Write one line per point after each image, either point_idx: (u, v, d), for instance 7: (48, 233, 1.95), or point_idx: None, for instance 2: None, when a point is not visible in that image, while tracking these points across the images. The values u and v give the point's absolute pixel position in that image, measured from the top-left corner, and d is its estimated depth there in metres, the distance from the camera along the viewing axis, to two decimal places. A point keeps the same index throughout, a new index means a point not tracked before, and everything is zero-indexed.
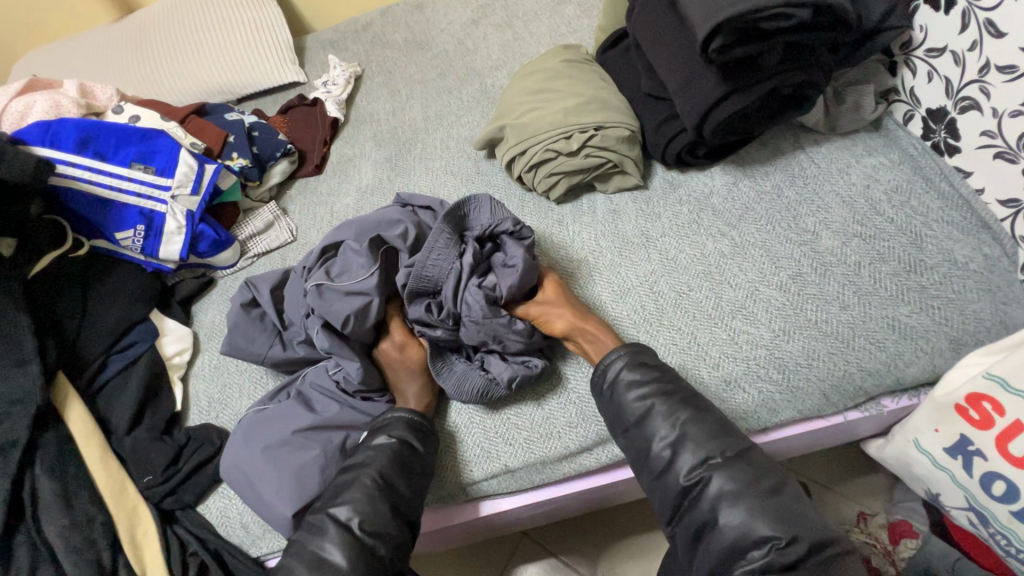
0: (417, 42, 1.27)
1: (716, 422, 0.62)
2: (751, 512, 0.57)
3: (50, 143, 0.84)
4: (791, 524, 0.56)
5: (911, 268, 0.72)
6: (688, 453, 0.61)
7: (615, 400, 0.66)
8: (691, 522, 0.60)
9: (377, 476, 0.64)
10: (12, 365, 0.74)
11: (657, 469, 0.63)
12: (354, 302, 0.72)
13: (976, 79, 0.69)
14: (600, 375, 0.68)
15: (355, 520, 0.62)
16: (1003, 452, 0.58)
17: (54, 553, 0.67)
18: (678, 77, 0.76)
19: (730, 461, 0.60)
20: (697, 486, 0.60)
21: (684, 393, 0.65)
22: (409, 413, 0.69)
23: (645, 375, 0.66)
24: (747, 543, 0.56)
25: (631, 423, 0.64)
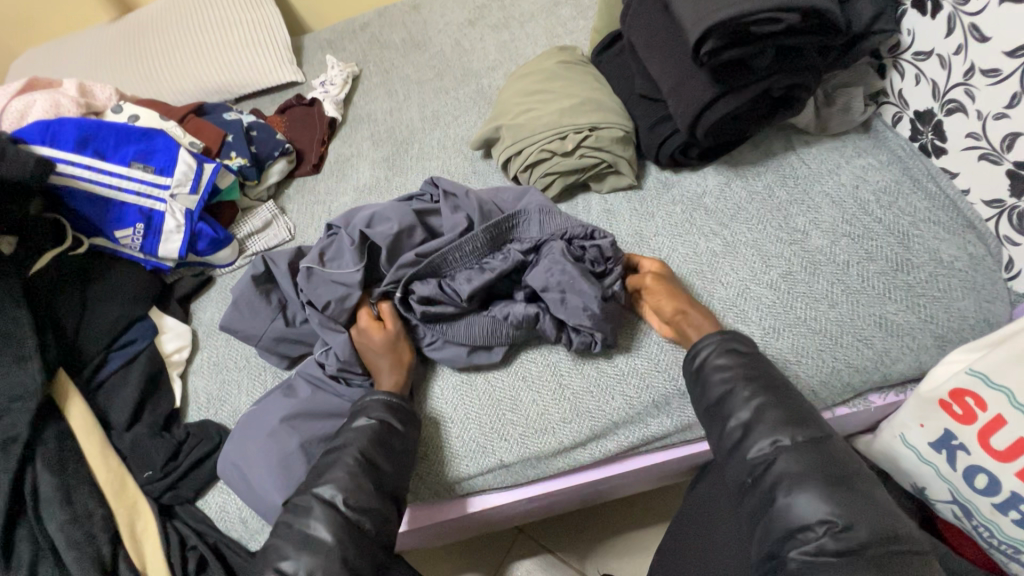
0: (414, 42, 1.28)
1: (797, 407, 0.61)
2: (815, 495, 0.54)
3: (50, 141, 0.85)
4: (853, 511, 0.53)
5: (898, 267, 0.73)
6: (761, 433, 0.59)
7: (699, 381, 0.66)
8: (751, 502, 0.58)
9: (364, 456, 0.64)
10: (13, 361, 0.74)
11: (728, 446, 0.61)
12: (336, 290, 0.75)
13: (961, 82, 0.70)
14: (689, 359, 0.68)
15: (345, 498, 0.61)
16: (985, 446, 0.60)
17: (55, 547, 0.68)
18: (672, 79, 0.77)
19: (800, 445, 0.58)
20: (763, 466, 0.58)
21: (767, 378, 0.63)
22: (389, 395, 0.69)
23: (734, 359, 0.65)
24: (800, 524, 0.53)
25: (710, 403, 0.64)
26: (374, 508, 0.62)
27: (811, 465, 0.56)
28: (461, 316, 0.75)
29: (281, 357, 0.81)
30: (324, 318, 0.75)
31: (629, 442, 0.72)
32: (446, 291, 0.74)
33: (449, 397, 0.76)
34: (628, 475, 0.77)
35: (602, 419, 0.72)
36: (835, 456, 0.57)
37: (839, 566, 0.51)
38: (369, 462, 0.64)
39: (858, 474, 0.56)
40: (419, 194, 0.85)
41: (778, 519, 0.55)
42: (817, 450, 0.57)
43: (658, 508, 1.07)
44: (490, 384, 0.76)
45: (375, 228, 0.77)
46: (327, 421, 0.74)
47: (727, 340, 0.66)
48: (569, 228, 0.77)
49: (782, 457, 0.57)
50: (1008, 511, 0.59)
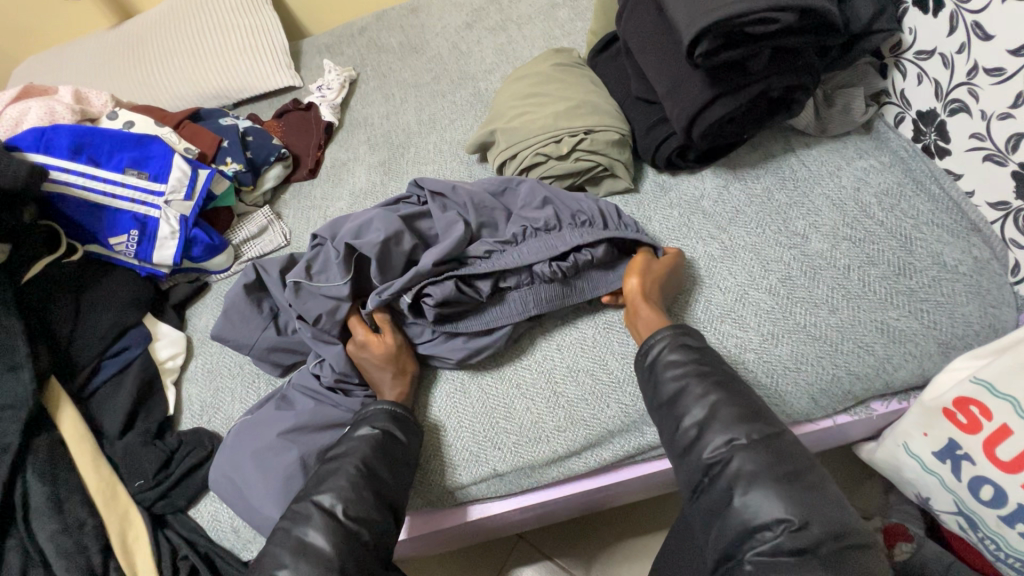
0: (411, 46, 1.27)
1: (750, 403, 0.60)
2: (768, 494, 0.53)
3: (44, 149, 0.85)
4: (809, 508, 0.51)
5: (901, 271, 0.71)
6: (715, 432, 0.58)
7: (652, 379, 0.65)
8: (707, 503, 0.57)
9: (360, 464, 0.63)
10: (3, 369, 0.74)
11: (683, 446, 0.60)
12: (325, 304, 0.74)
13: (965, 82, 0.68)
14: (642, 355, 0.66)
15: (338, 507, 0.61)
16: (990, 456, 0.58)
17: (46, 558, 0.67)
18: (667, 81, 0.76)
19: (754, 443, 0.56)
20: (718, 466, 0.57)
21: (720, 373, 0.62)
22: (391, 405, 0.69)
23: (685, 354, 0.64)
24: (757, 525, 0.52)
25: (664, 401, 0.63)
26: (382, 521, 0.62)
27: (766, 464, 0.55)
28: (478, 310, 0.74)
29: (274, 365, 0.80)
30: (317, 332, 0.74)
31: (626, 450, 0.71)
32: (465, 286, 0.72)
33: (442, 403, 0.75)
34: (623, 484, 0.76)
35: (598, 428, 0.70)
36: (789, 451, 0.56)
37: (794, 564, 0.50)
38: (353, 466, 0.63)
39: (813, 467, 0.55)
40: (408, 198, 0.84)
41: (733, 519, 0.54)
42: (769, 446, 0.56)
43: (660, 514, 1.06)
44: (485, 392, 0.75)
45: (363, 238, 0.74)
46: (327, 431, 0.73)
47: (679, 334, 0.65)
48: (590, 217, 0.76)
49: (738, 457, 0.56)
50: (1015, 524, 0.57)
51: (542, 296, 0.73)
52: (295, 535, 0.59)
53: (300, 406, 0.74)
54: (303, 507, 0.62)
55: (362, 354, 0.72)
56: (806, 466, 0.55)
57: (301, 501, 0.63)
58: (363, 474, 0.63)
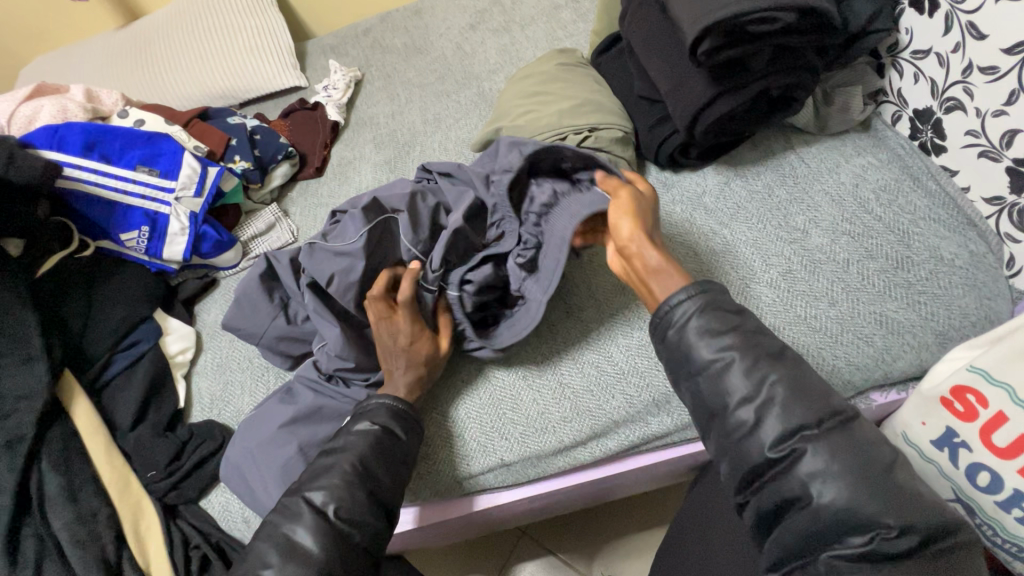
0: (416, 47, 1.29)
1: (813, 384, 0.53)
2: (848, 490, 0.48)
3: (57, 146, 0.86)
4: (908, 509, 0.46)
5: (898, 264, 0.73)
6: (773, 420, 0.52)
7: (683, 349, 0.57)
8: (769, 496, 0.51)
9: (356, 461, 0.63)
10: (18, 361, 0.75)
11: (735, 434, 0.53)
12: (337, 263, 0.71)
13: (960, 80, 0.70)
14: (661, 318, 0.60)
15: (331, 506, 0.60)
16: (987, 443, 0.59)
17: (61, 547, 0.68)
18: (670, 79, 0.77)
19: (826, 431, 0.50)
20: (787, 460, 0.51)
21: (768, 346, 0.55)
22: (394, 400, 0.68)
23: (723, 323, 0.56)
24: (845, 528, 0.47)
25: (707, 379, 0.56)
26: (383, 514, 0.63)
27: (845, 459, 0.49)
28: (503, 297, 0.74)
29: (284, 357, 0.81)
30: (319, 304, 0.72)
31: (631, 441, 0.72)
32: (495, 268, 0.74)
33: (450, 396, 0.76)
34: (627, 474, 0.77)
35: (603, 418, 0.72)
36: (870, 442, 0.50)
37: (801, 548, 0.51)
38: (346, 465, 0.63)
39: (895, 462, 0.50)
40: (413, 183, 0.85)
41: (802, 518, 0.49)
42: (847, 436, 0.50)
43: (660, 509, 1.07)
44: (492, 384, 0.76)
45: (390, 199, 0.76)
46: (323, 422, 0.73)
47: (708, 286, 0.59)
48: (559, 152, 0.71)
49: (811, 450, 0.50)
50: (1011, 508, 0.59)
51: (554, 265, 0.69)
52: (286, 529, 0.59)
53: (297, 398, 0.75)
54: (294, 500, 0.61)
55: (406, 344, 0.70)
56: (888, 458, 0.50)
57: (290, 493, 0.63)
58: (356, 473, 0.62)
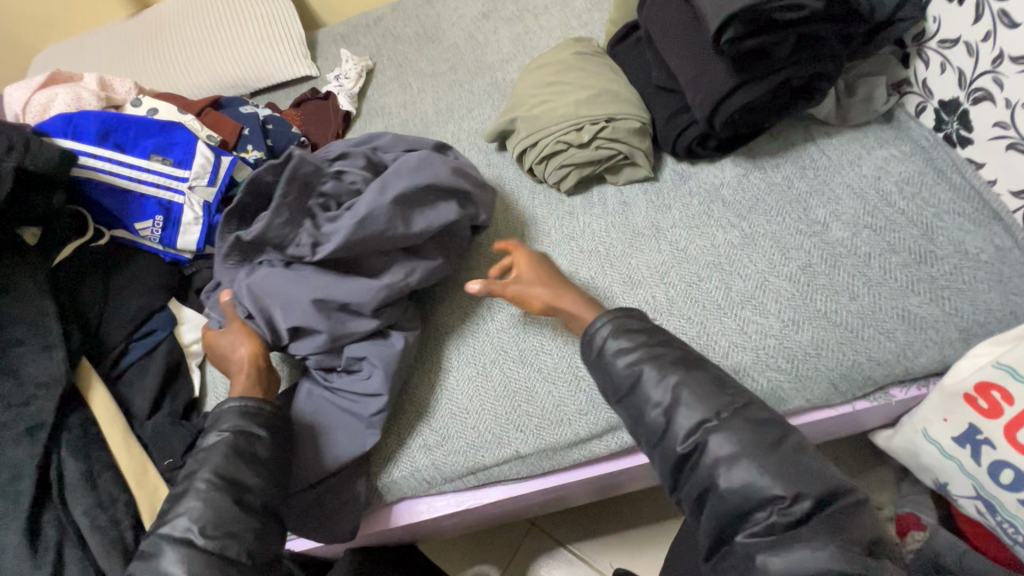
0: (428, 36, 1.28)
1: (710, 378, 0.58)
2: (758, 469, 0.51)
3: (72, 135, 0.86)
4: (799, 479, 0.51)
5: (921, 259, 0.72)
6: (683, 415, 0.56)
7: (602, 368, 0.62)
8: (692, 487, 0.55)
9: (210, 476, 0.58)
10: (39, 348, 0.76)
11: (657, 434, 0.57)
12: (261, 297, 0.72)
13: (989, 70, 0.69)
14: (587, 344, 0.63)
15: (194, 528, 0.56)
16: (1011, 440, 0.59)
17: (80, 532, 0.70)
18: (689, 69, 0.76)
19: (726, 421, 0.54)
20: (695, 454, 0.55)
21: (674, 352, 0.60)
22: (241, 402, 0.64)
23: (631, 341, 0.61)
24: (750, 504, 0.51)
25: (625, 393, 0.60)
26: None
27: (743, 441, 0.53)
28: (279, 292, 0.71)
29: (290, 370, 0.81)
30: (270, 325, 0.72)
31: None
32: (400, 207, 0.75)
33: (464, 387, 0.76)
34: (641, 468, 0.77)
35: None
36: (760, 421, 0.54)
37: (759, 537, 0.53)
38: (204, 480, 0.58)
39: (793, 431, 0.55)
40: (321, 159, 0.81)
41: (725, 505, 0.52)
42: (743, 419, 0.54)
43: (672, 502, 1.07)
44: (506, 375, 0.76)
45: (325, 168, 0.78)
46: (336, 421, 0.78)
47: (618, 313, 0.63)
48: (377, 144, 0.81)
49: (713, 439, 0.54)
50: None
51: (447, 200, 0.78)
52: (149, 568, 0.55)
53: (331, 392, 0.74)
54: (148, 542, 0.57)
55: (230, 337, 0.74)
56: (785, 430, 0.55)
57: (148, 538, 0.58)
58: (219, 485, 0.58)
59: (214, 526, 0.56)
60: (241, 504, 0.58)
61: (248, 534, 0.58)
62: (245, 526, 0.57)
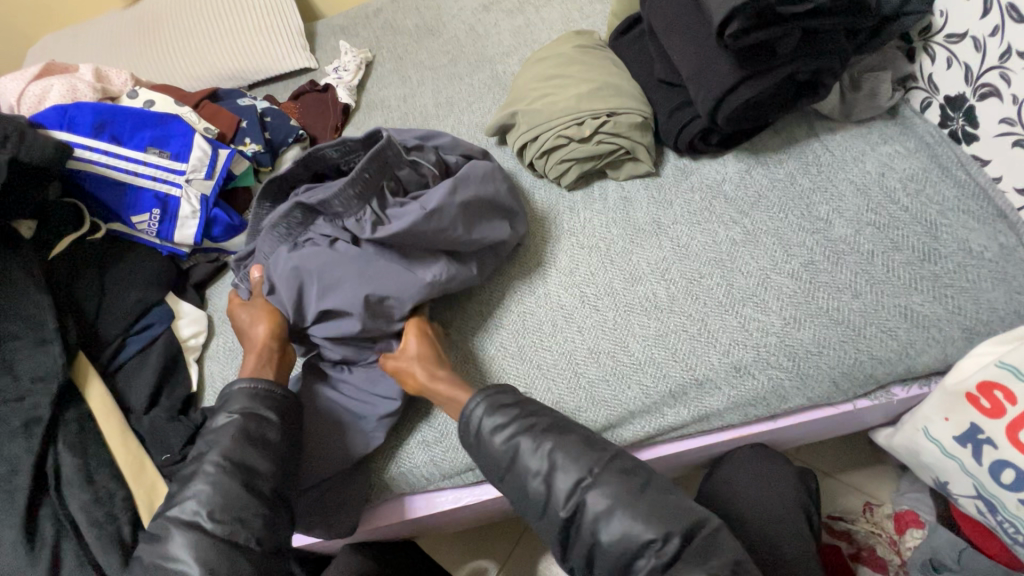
0: (428, 28, 1.26)
1: (581, 439, 0.60)
2: (631, 517, 0.55)
3: (68, 126, 0.85)
4: (665, 519, 0.55)
5: (925, 256, 0.71)
6: (561, 477, 0.58)
7: (481, 447, 0.62)
8: (583, 542, 0.58)
9: (219, 459, 0.59)
10: (34, 343, 0.75)
11: (540, 504, 0.59)
12: (297, 271, 0.72)
13: (996, 66, 0.68)
14: (465, 426, 0.63)
15: (202, 512, 0.57)
16: (1013, 440, 0.59)
17: (77, 527, 0.70)
18: (692, 63, 0.75)
19: (598, 476, 0.57)
20: (575, 514, 0.57)
21: (548, 419, 0.62)
22: (252, 383, 0.64)
23: (506, 414, 0.61)
24: (630, 555, 0.55)
25: (505, 467, 0.61)
26: None
27: (616, 493, 0.56)
28: (318, 268, 0.71)
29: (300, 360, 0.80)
30: (295, 302, 0.72)
31: (646, 432, 0.70)
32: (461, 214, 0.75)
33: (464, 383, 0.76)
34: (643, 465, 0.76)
35: (618, 408, 0.70)
36: (628, 467, 0.58)
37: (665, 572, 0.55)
38: (212, 462, 0.59)
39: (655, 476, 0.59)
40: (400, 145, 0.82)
41: (612, 552, 0.55)
42: (613, 470, 0.58)
43: None
44: (505, 372, 0.75)
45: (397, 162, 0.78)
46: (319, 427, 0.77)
47: (492, 390, 0.64)
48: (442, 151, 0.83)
49: (590, 496, 0.57)
50: None
51: (501, 218, 0.79)
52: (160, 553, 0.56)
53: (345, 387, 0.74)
54: (157, 524, 0.58)
55: (248, 314, 0.74)
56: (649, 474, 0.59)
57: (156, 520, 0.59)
58: (228, 469, 0.58)
59: (222, 510, 0.57)
60: (252, 489, 0.58)
61: (257, 519, 0.58)
62: (254, 512, 0.57)
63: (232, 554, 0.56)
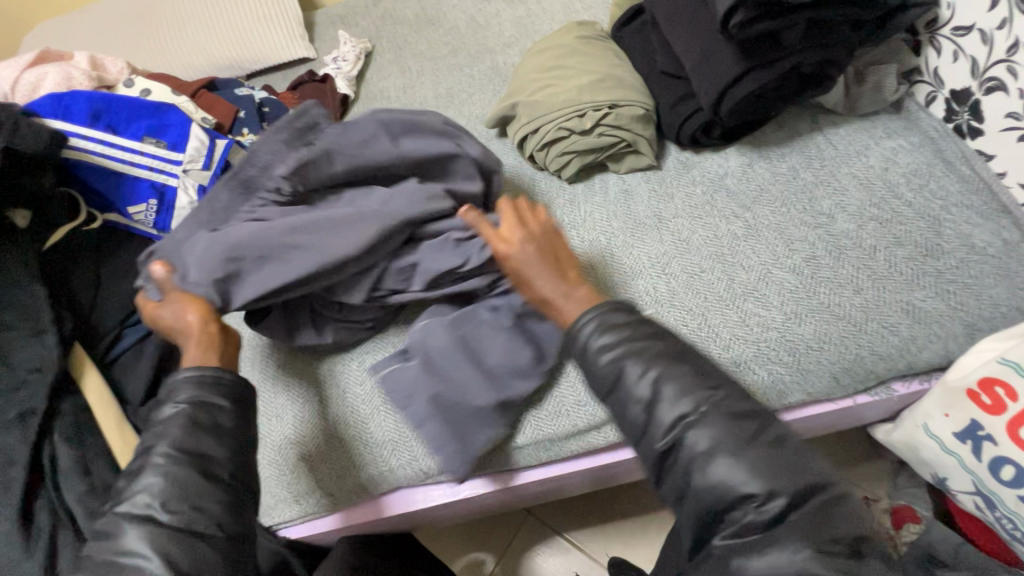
0: (428, 18, 1.24)
1: (693, 371, 0.49)
2: (741, 459, 0.44)
3: (62, 115, 0.83)
4: (775, 473, 0.44)
5: (928, 252, 0.71)
6: (665, 407, 0.48)
7: (584, 366, 0.53)
8: (671, 487, 0.48)
9: (168, 450, 0.51)
10: (30, 334, 0.74)
11: (636, 434, 0.50)
12: (221, 243, 0.65)
13: (1004, 59, 0.67)
14: (570, 339, 0.54)
15: (154, 506, 0.49)
16: (1013, 437, 0.59)
17: (74, 518, 0.70)
18: (695, 55, 0.74)
19: (708, 414, 0.47)
20: (673, 451, 0.47)
21: (659, 345, 0.51)
22: (201, 368, 0.56)
23: (614, 335, 0.52)
24: (724, 504, 0.44)
25: (606, 391, 0.52)
26: None
27: (722, 431, 0.46)
28: (253, 239, 0.66)
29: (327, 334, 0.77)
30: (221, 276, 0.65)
31: None
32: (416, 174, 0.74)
33: None
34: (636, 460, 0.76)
35: None
36: (740, 412, 0.47)
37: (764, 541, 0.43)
38: (160, 453, 0.51)
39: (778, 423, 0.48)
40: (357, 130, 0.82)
41: (700, 500, 0.45)
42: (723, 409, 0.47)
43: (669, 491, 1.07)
44: None
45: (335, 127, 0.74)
46: (314, 418, 0.76)
47: (602, 307, 0.54)
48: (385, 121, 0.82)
49: (694, 432, 0.46)
50: None
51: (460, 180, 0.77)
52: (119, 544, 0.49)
53: (481, 368, 0.69)
54: (105, 521, 0.50)
55: (170, 309, 0.64)
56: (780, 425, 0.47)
57: (104, 516, 0.51)
58: (178, 460, 0.51)
59: (177, 500, 0.49)
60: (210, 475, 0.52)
61: (216, 506, 0.50)
62: None
63: (196, 544, 0.48)
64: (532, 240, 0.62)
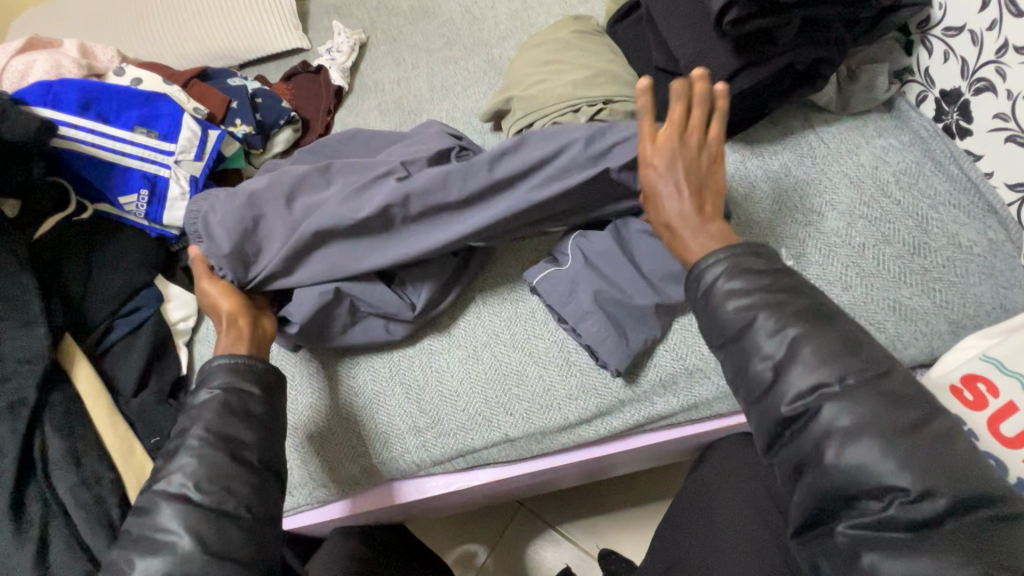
0: (423, 9, 1.23)
1: (839, 341, 0.50)
2: (884, 450, 0.46)
3: (52, 103, 0.82)
4: (925, 470, 0.45)
5: (916, 250, 0.72)
6: (797, 375, 0.50)
7: (705, 307, 0.56)
8: (790, 456, 0.50)
9: (202, 433, 0.55)
10: (20, 325, 0.74)
11: (760, 392, 0.52)
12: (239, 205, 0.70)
13: (993, 60, 0.68)
14: (694, 284, 0.57)
15: (189, 486, 0.53)
16: (993, 432, 0.58)
17: (66, 509, 0.70)
18: (689, 51, 0.74)
19: (849, 388, 0.48)
20: (802, 419, 0.49)
21: (800, 305, 0.52)
22: (231, 357, 0.61)
23: (749, 282, 0.54)
24: (858, 491, 0.47)
25: (730, 338, 0.54)
26: None
27: (867, 413, 0.47)
28: (272, 199, 0.71)
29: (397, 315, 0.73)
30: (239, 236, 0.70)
31: (635, 420, 0.72)
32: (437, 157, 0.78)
33: (454, 367, 0.76)
34: (630, 453, 0.77)
35: (608, 397, 0.71)
36: (893, 393, 0.48)
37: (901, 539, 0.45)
38: (195, 437, 0.55)
39: (937, 416, 0.48)
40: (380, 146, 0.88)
41: (824, 475, 0.48)
42: (873, 389, 0.48)
43: (659, 483, 1.09)
44: (497, 358, 0.75)
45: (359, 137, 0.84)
46: (340, 404, 0.77)
47: (742, 256, 0.56)
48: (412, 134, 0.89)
49: (833, 407, 0.48)
50: None
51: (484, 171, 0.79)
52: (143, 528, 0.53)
53: (638, 272, 0.70)
54: (145, 497, 0.54)
55: (207, 297, 0.70)
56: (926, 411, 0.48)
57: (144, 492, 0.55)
58: (212, 443, 0.55)
59: (209, 482, 0.53)
60: (229, 463, 0.55)
61: (244, 489, 0.54)
62: None
63: (212, 529, 0.52)
64: (679, 156, 0.61)
